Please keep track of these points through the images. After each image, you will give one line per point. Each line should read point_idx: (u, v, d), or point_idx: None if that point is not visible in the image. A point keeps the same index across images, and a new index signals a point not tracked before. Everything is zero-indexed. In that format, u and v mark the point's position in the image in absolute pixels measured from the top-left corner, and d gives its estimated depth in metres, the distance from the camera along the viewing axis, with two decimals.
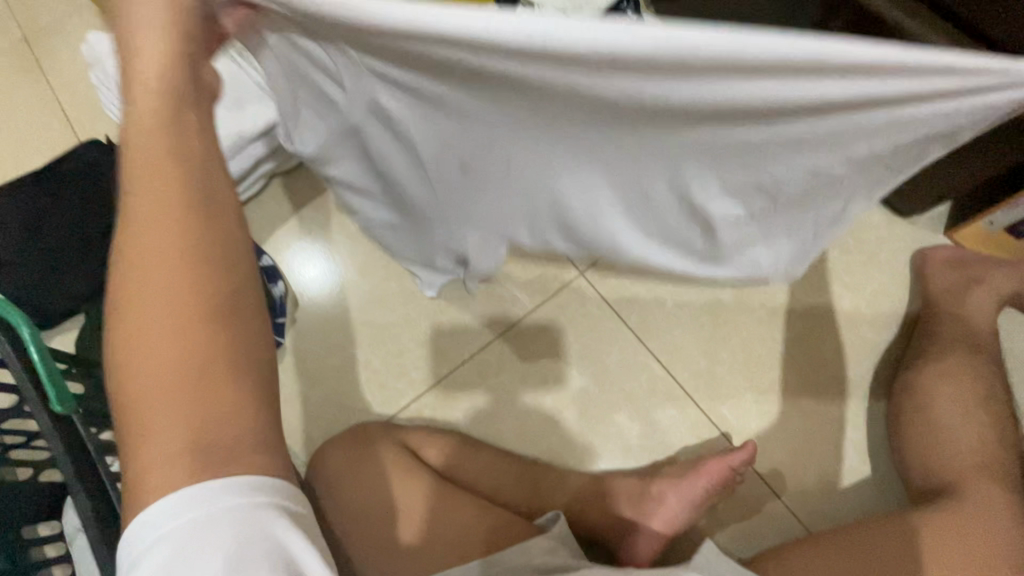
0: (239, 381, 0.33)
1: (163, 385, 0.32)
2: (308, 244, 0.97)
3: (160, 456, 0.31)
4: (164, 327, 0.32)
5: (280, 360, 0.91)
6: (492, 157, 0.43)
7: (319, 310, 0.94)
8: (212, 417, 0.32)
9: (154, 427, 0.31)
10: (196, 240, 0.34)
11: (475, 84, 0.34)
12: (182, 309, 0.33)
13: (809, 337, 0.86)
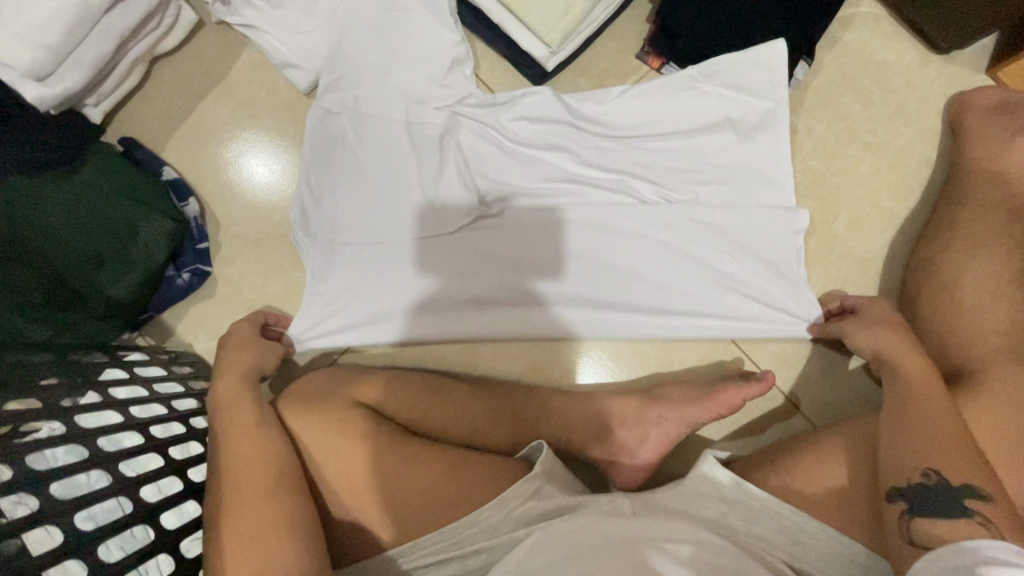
0: (284, 505, 0.51)
1: (236, 479, 0.52)
2: (239, 136, 0.79)
3: (238, 523, 0.50)
4: (235, 526, 0.50)
5: (213, 294, 0.77)
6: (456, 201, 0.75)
7: (247, 229, 0.78)
8: (269, 513, 0.50)
9: (232, 504, 0.51)
10: (253, 412, 0.57)
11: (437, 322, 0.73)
12: (245, 470, 0.53)
13: (821, 212, 0.75)
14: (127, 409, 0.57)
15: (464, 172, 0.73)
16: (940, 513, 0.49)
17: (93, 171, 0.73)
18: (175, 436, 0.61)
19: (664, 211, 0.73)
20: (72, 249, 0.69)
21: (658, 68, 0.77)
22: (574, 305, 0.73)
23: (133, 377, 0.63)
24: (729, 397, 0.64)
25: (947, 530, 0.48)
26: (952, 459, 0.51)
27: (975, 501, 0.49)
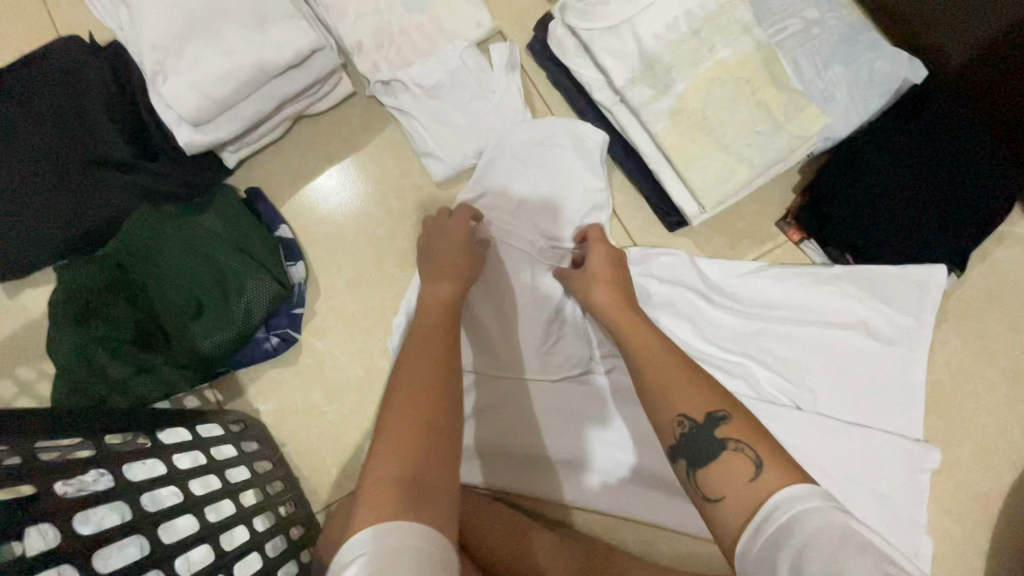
0: (443, 422, 0.49)
1: (412, 380, 0.51)
2: (361, 209, 0.78)
3: (401, 423, 0.47)
4: (397, 420, 0.48)
5: (293, 362, 0.74)
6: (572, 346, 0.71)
7: (346, 303, 0.76)
8: (426, 432, 0.47)
9: (403, 403, 0.49)
10: (444, 344, 0.57)
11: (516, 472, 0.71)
12: (424, 379, 0.51)
13: (944, 432, 0.70)
14: (202, 513, 0.53)
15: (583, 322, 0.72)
16: (711, 459, 0.47)
17: (214, 219, 0.72)
18: (242, 542, 0.55)
19: (778, 410, 0.69)
20: (177, 294, 0.68)
21: (797, 241, 0.76)
22: (654, 488, 0.70)
23: (210, 465, 0.58)
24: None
25: (727, 475, 0.45)
26: (698, 402, 0.49)
27: (724, 429, 0.47)
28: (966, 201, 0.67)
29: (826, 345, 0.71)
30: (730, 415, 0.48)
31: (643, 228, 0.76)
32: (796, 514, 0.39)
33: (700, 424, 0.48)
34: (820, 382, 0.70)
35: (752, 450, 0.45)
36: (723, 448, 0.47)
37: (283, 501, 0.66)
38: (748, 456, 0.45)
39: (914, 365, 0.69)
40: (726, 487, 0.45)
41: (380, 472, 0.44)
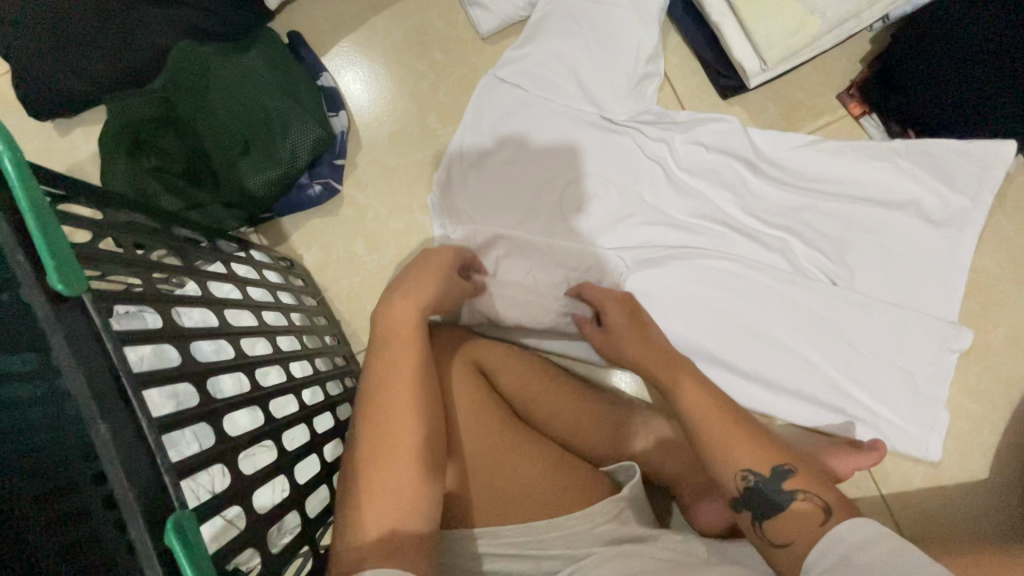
0: (422, 423, 0.50)
1: (382, 410, 0.49)
2: (403, 62, 0.76)
3: (387, 473, 0.47)
4: (381, 449, 0.48)
5: (336, 213, 0.76)
6: (610, 212, 0.73)
7: (387, 157, 0.76)
8: (412, 455, 0.48)
9: (380, 438, 0.48)
10: (414, 359, 0.53)
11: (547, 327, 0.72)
12: (397, 417, 0.49)
13: (977, 316, 0.70)
14: (259, 314, 0.52)
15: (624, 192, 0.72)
16: (776, 509, 0.50)
17: (258, 55, 0.71)
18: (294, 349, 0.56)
19: (810, 283, 0.70)
20: (223, 130, 0.69)
21: (858, 115, 0.73)
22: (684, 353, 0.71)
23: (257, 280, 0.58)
24: (836, 463, 0.63)
25: (799, 523, 0.49)
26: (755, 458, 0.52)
27: (791, 482, 0.50)
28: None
29: (873, 222, 0.69)
30: (793, 468, 0.51)
31: (695, 94, 0.73)
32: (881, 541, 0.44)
33: (763, 478, 0.51)
34: (864, 260, 0.69)
35: (820, 499, 0.49)
36: (790, 498, 0.50)
37: (329, 332, 0.69)
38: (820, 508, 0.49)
39: (964, 250, 0.67)
40: (793, 534, 0.49)
41: (355, 533, 0.45)
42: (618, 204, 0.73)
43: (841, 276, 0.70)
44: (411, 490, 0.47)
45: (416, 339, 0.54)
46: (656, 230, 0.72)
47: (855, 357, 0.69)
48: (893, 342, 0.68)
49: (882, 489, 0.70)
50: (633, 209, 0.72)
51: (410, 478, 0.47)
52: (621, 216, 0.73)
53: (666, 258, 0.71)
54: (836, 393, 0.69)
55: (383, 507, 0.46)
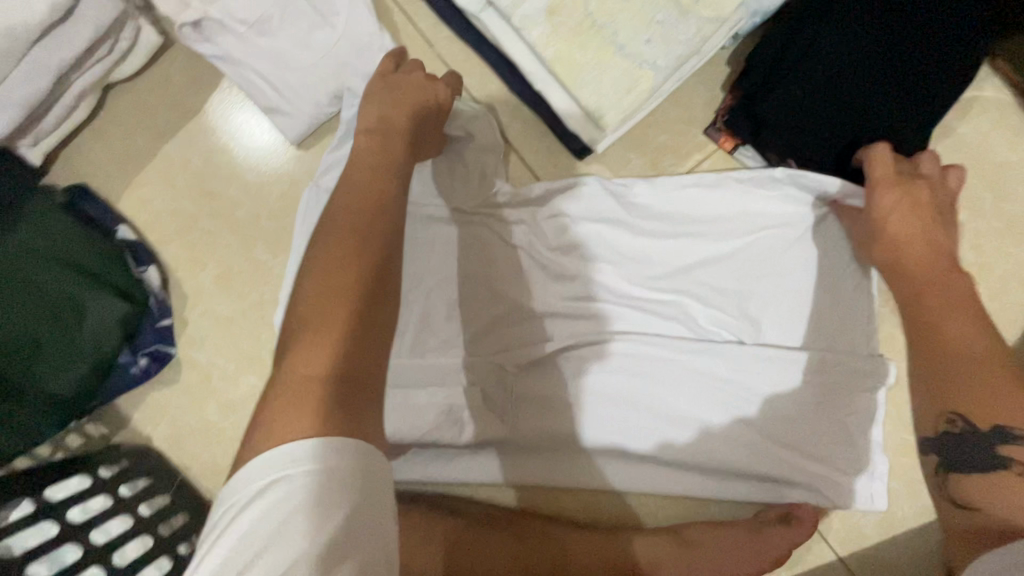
0: (364, 364, 0.39)
1: (320, 279, 0.41)
2: (209, 188, 0.65)
3: (308, 359, 0.37)
4: (313, 321, 0.39)
5: (176, 379, 0.65)
6: (484, 314, 0.63)
7: (220, 304, 0.65)
8: (355, 293, 0.40)
9: (316, 316, 0.39)
10: (356, 237, 0.43)
11: (441, 464, 0.63)
12: (341, 270, 0.41)
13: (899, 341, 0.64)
14: None
15: (491, 289, 0.63)
16: (976, 468, 0.44)
17: (30, 229, 0.59)
18: None
19: (719, 346, 0.62)
20: (4, 331, 0.57)
21: (730, 150, 0.63)
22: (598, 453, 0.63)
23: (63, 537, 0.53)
24: (771, 547, 0.59)
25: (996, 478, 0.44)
26: (986, 403, 0.44)
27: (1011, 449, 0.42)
28: (928, 47, 0.53)
29: (768, 266, 0.62)
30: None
31: (546, 159, 0.64)
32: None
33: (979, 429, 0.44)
34: (768, 307, 0.62)
35: None
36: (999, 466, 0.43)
37: (191, 534, 0.61)
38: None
39: (867, 283, 0.61)
40: (988, 499, 0.44)
41: (286, 372, 0.37)
42: (490, 303, 0.63)
43: (750, 329, 0.62)
44: (347, 373, 0.38)
45: (352, 237, 0.43)
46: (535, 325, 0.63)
47: (779, 421, 0.62)
48: (815, 392, 0.62)
49: (837, 550, 0.63)
50: (505, 308, 0.63)
51: (337, 379, 0.37)
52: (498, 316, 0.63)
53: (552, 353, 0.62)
54: (769, 461, 0.62)
55: (317, 351, 0.38)
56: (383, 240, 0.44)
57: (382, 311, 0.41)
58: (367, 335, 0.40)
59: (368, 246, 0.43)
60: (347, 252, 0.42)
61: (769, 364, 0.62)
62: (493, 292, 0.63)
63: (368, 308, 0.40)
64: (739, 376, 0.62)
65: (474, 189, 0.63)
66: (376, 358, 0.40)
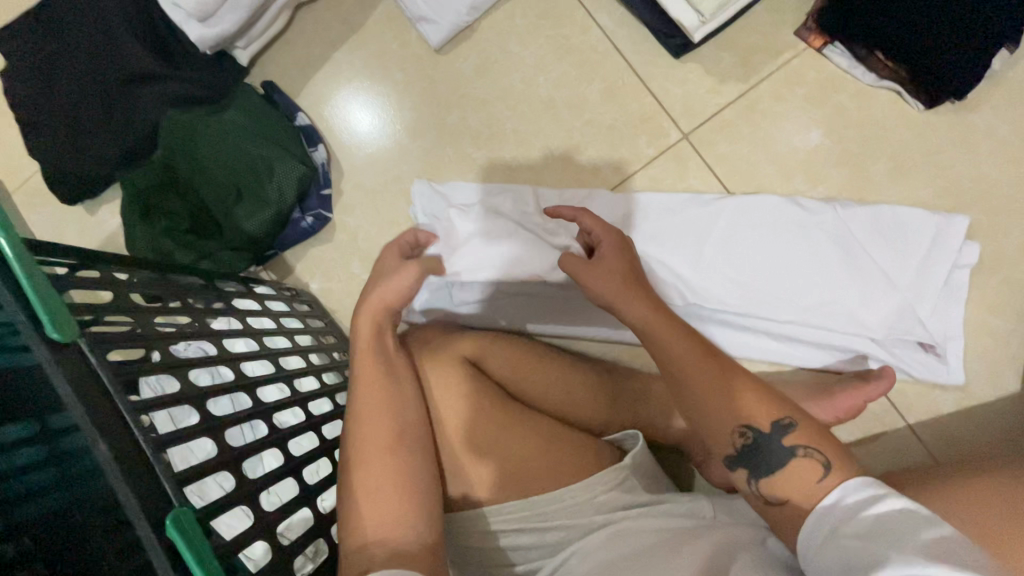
0: (412, 463, 0.53)
1: (361, 440, 0.53)
2: (365, 86, 0.81)
3: (366, 428, 0.53)
4: (366, 381, 0.56)
5: (330, 239, 0.81)
6: (580, 215, 0.73)
7: (368, 179, 0.81)
8: (391, 447, 0.53)
9: (364, 461, 0.52)
10: (384, 383, 0.56)
11: (531, 322, 0.75)
12: (378, 422, 0.54)
13: (986, 227, 0.66)
14: (292, 383, 0.58)
15: (587, 207, 0.73)
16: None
17: (239, 109, 0.78)
18: (318, 390, 0.62)
19: (792, 237, 0.68)
20: (217, 182, 0.75)
21: (819, 47, 0.70)
22: None
23: (279, 328, 0.64)
24: (847, 398, 0.61)
25: (797, 474, 0.49)
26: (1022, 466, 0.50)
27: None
28: None
29: (843, 153, 0.70)
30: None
31: (647, 59, 0.74)
32: (860, 503, 0.44)
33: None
34: (847, 212, 0.67)
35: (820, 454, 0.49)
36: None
37: (337, 350, 0.74)
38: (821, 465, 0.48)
39: (950, 226, 0.65)
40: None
41: (365, 534, 0.49)
42: (586, 206, 0.73)
43: (831, 227, 0.67)
44: (403, 488, 0.51)
45: (385, 410, 0.55)
46: (625, 218, 0.72)
47: (859, 295, 0.66)
48: (896, 270, 0.66)
49: (911, 423, 0.67)
50: (598, 208, 0.73)
51: (394, 496, 0.51)
52: (592, 216, 0.73)
53: (637, 238, 0.72)
54: (841, 335, 0.67)
55: (377, 487, 0.51)
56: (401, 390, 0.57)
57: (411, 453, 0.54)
58: (406, 462, 0.53)
59: (400, 384, 0.57)
60: (391, 398, 0.55)
61: (847, 248, 0.67)
62: (592, 202, 0.73)
63: (400, 458, 0.53)
64: (819, 258, 0.67)
65: (582, 86, 0.75)
66: (414, 456, 0.54)
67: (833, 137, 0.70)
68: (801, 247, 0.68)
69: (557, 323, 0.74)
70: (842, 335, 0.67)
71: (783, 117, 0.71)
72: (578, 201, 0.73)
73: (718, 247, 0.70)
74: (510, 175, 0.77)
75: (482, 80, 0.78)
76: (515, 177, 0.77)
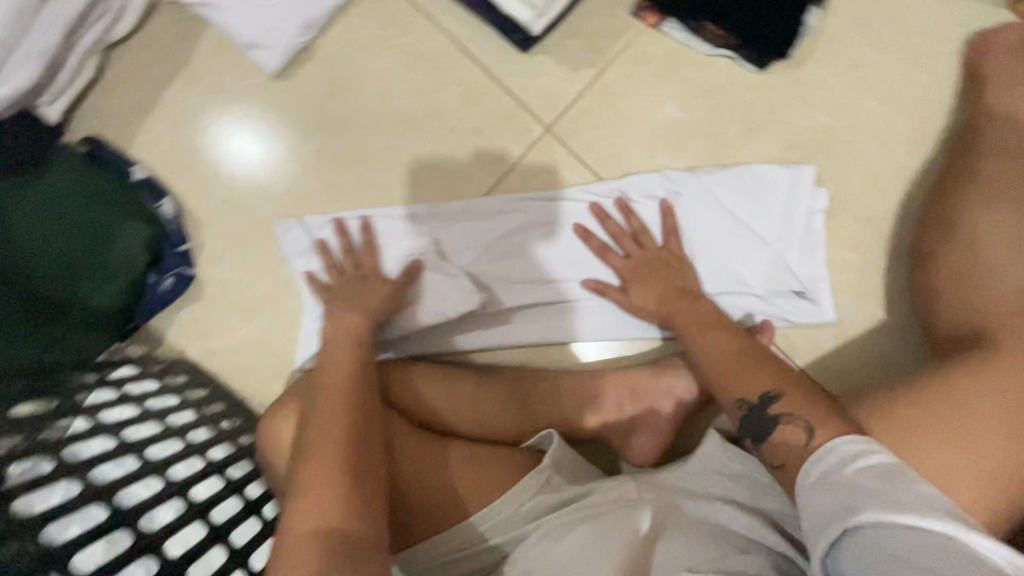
0: (369, 453, 0.51)
1: (320, 432, 0.51)
2: (205, 125, 0.74)
3: (324, 420, 0.52)
4: (330, 386, 0.55)
5: (200, 297, 0.74)
6: (465, 221, 0.71)
7: (229, 225, 0.74)
8: (351, 438, 0.51)
9: (320, 449, 0.49)
10: (353, 386, 0.55)
11: (448, 343, 0.71)
12: (338, 414, 0.52)
13: (831, 172, 0.71)
14: (166, 472, 0.52)
15: (469, 213, 0.71)
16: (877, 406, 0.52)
17: (60, 174, 0.68)
18: (201, 470, 0.57)
19: (669, 208, 0.70)
20: (52, 259, 0.66)
21: (655, 24, 0.71)
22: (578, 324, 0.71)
23: (142, 415, 0.58)
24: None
25: (783, 442, 0.49)
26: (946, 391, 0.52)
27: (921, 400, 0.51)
28: None
29: (697, 122, 0.72)
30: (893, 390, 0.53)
31: (497, 55, 0.73)
32: (858, 456, 0.44)
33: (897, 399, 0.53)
34: (713, 175, 0.70)
35: (800, 416, 0.49)
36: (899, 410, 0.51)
37: (227, 417, 0.68)
38: (802, 428, 0.48)
39: (798, 174, 0.69)
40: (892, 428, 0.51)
41: (304, 522, 0.45)
42: (468, 212, 0.71)
43: (699, 193, 0.70)
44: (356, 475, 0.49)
45: (348, 403, 0.54)
46: (511, 218, 0.70)
47: (733, 253, 0.69)
48: (761, 223, 0.69)
49: (803, 364, 0.71)
50: (480, 212, 0.71)
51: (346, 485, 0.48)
52: (478, 221, 0.71)
53: (526, 236, 0.71)
54: (728, 294, 0.70)
55: (328, 474, 0.48)
56: (367, 388, 0.56)
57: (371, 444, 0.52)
58: (363, 454, 0.50)
59: (362, 382, 0.56)
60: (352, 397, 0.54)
61: (716, 211, 0.69)
62: (472, 208, 0.71)
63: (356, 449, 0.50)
64: (691, 225, 0.70)
65: (439, 92, 0.73)
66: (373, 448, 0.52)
67: (685, 108, 0.72)
68: (676, 217, 0.70)
69: (475, 337, 0.71)
70: (725, 295, 0.70)
71: (638, 96, 0.72)
72: (462, 210, 0.71)
73: (599, 231, 0.71)
74: (382, 196, 0.73)
75: (332, 100, 0.73)
76: (388, 196, 0.73)
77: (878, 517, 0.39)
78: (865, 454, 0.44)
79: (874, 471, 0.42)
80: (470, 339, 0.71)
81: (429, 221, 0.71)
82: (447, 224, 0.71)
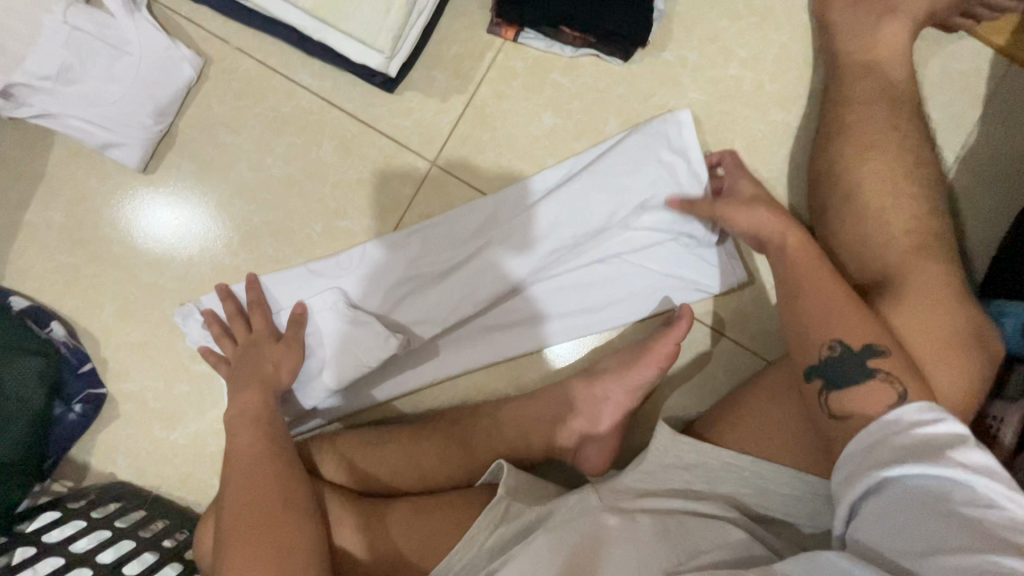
0: (292, 525, 0.53)
1: (238, 518, 0.53)
2: (77, 237, 0.70)
3: (239, 505, 0.53)
4: (241, 472, 0.56)
5: (116, 415, 0.71)
6: (372, 265, 0.69)
7: (129, 334, 0.71)
8: (269, 516, 0.53)
9: (242, 533, 0.52)
10: (267, 465, 0.56)
11: (390, 389, 0.71)
12: (253, 495, 0.54)
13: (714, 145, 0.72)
14: None
15: (372, 257, 0.69)
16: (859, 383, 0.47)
17: None
18: None
19: (565, 203, 0.69)
20: None
21: (514, 38, 0.70)
22: (513, 336, 0.71)
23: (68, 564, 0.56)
24: (662, 347, 0.64)
25: (865, 399, 0.47)
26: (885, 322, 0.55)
27: (879, 360, 0.48)
28: None
29: (577, 125, 0.72)
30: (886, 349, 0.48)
31: (364, 103, 0.71)
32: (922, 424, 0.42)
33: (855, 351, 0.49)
34: (596, 157, 0.70)
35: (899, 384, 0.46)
36: (874, 377, 0.47)
37: (170, 534, 0.65)
38: (893, 391, 0.46)
39: (671, 129, 0.69)
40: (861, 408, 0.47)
41: None
42: (372, 255, 0.70)
43: (586, 178, 0.69)
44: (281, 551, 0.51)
45: (263, 484, 0.55)
46: (413, 250, 0.69)
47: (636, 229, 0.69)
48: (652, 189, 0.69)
49: (733, 335, 0.72)
50: (384, 253, 0.70)
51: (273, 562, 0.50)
52: (383, 261, 0.69)
53: (434, 263, 0.69)
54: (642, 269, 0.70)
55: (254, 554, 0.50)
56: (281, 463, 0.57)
57: (293, 517, 0.53)
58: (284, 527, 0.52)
59: (276, 460, 0.57)
60: (266, 476, 0.55)
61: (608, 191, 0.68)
62: (373, 252, 0.70)
63: (278, 526, 0.52)
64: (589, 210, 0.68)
65: (314, 151, 0.71)
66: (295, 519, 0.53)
67: (562, 115, 0.72)
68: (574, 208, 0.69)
69: (413, 377, 0.71)
70: (643, 273, 0.70)
71: (512, 112, 0.72)
72: (367, 255, 0.70)
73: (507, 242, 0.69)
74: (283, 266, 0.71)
75: (207, 183, 0.71)
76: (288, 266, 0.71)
77: (931, 475, 0.39)
78: (930, 421, 0.42)
79: (935, 436, 0.41)
80: (409, 380, 0.71)
81: (335, 274, 0.69)
82: (354, 273, 0.69)
